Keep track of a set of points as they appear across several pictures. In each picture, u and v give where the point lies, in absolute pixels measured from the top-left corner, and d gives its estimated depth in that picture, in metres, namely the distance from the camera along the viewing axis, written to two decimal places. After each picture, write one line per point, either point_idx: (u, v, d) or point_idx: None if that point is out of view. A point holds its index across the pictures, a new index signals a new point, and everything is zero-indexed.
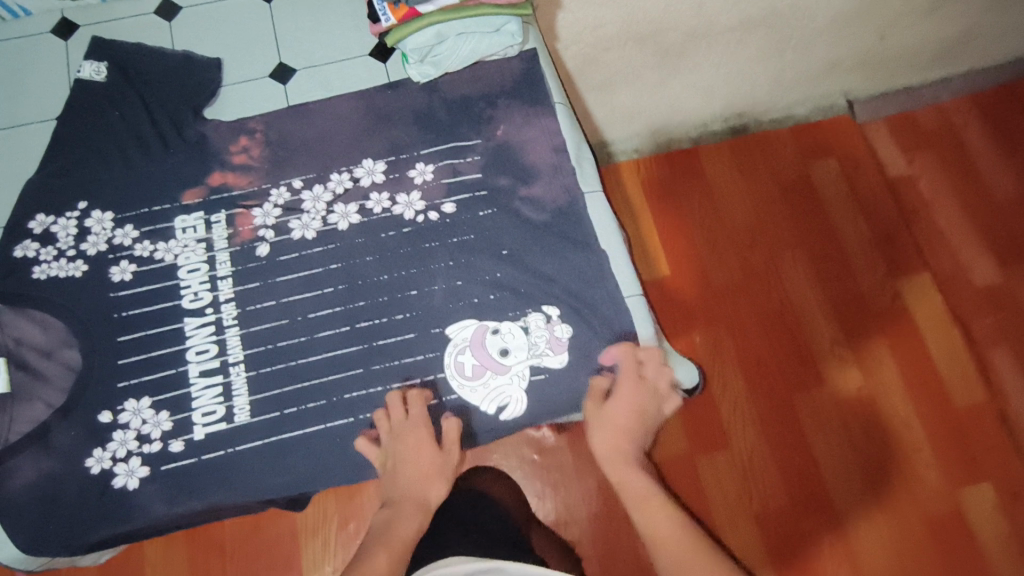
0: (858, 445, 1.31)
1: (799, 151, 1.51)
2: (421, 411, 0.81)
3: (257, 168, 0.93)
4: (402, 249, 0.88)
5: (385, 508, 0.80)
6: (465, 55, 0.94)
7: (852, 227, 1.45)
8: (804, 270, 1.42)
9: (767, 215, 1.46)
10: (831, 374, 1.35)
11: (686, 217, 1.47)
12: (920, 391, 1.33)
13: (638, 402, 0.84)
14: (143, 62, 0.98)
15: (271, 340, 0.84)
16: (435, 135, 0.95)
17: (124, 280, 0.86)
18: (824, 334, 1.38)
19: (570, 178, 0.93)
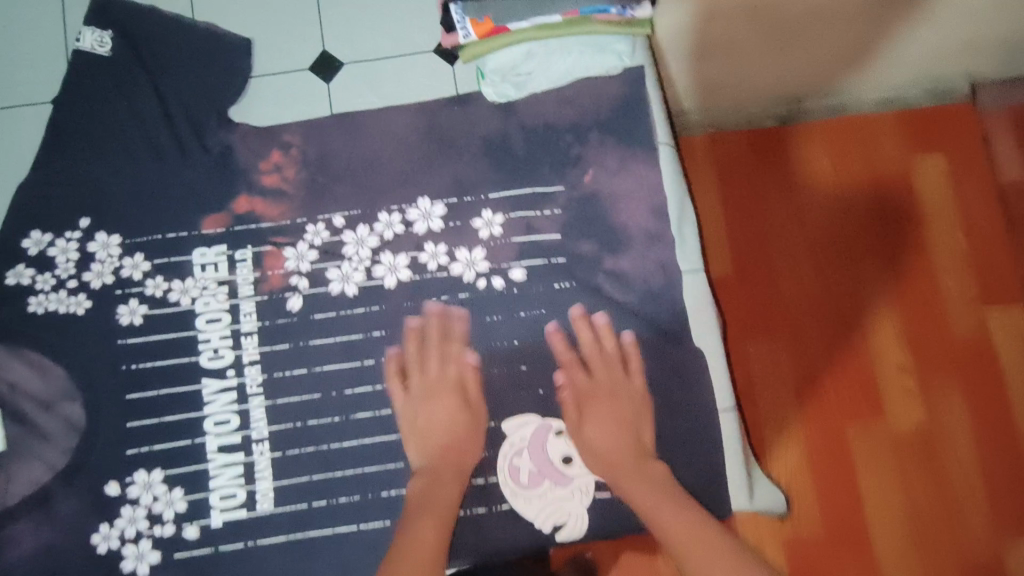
0: (911, 490, 0.88)
1: (905, 124, 0.99)
2: (454, 369, 0.74)
3: (291, 196, 0.77)
4: (458, 323, 0.75)
5: (418, 479, 0.71)
6: (561, 76, 0.77)
7: (954, 245, 0.96)
8: (887, 305, 0.94)
9: (844, 212, 0.97)
10: (892, 401, 0.91)
11: (731, 202, 0.97)
12: (998, 441, 0.89)
13: (610, 411, 0.73)
14: (154, 36, 0.78)
15: (300, 417, 0.73)
16: (509, 174, 0.78)
17: (134, 324, 0.74)
18: (902, 405, 0.90)
19: (667, 251, 0.76)
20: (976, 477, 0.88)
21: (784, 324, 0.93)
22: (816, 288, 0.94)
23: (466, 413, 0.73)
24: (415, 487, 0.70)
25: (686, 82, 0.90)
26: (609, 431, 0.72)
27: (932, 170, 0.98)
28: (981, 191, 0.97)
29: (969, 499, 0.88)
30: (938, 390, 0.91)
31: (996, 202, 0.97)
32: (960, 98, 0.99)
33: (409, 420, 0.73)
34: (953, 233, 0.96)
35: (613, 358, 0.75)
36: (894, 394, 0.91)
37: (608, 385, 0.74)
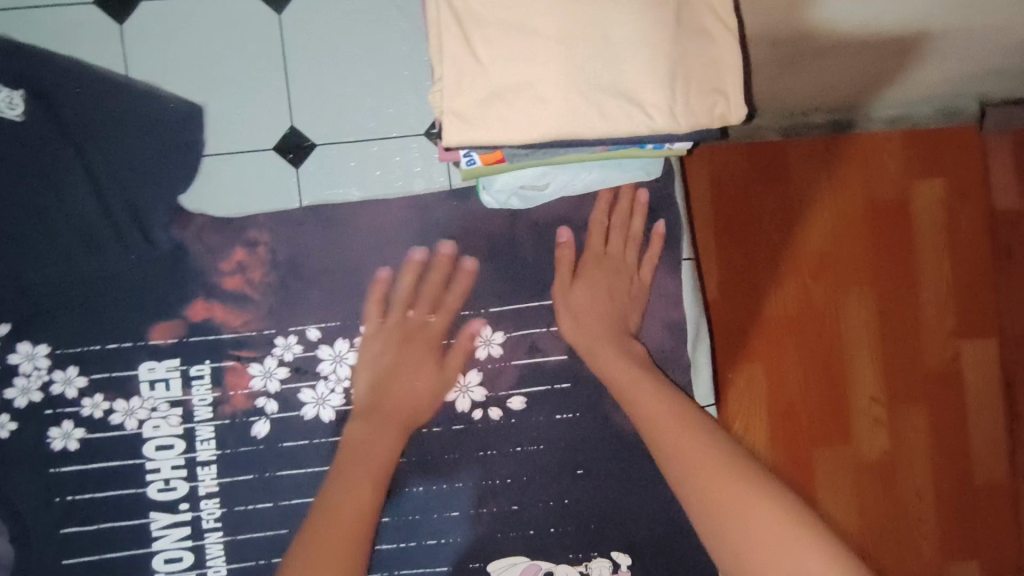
0: (863, 520, 0.87)
1: (909, 144, 0.87)
2: (434, 318, 0.68)
3: (256, 302, 0.66)
4: (448, 454, 0.68)
5: (358, 421, 0.64)
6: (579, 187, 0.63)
7: (943, 280, 0.88)
8: (866, 340, 0.87)
9: (839, 245, 0.86)
10: (859, 434, 0.86)
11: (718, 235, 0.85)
12: (949, 472, 0.88)
13: (610, 285, 0.67)
14: (86, 104, 0.65)
15: (262, 555, 0.65)
16: (510, 284, 0.69)
17: (67, 450, 0.64)
18: (868, 450, 0.87)
19: (681, 375, 0.70)
20: (926, 512, 0.88)
21: (763, 354, 0.85)
22: (798, 314, 0.86)
23: (433, 369, 0.66)
24: (359, 430, 0.63)
25: None
26: (594, 317, 0.66)
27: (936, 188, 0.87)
28: (979, 214, 0.88)
29: (916, 527, 0.88)
30: (902, 421, 0.87)
31: (988, 233, 0.88)
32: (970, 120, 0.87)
33: (370, 356, 0.66)
34: (945, 258, 0.88)
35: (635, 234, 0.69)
36: (861, 426, 0.86)
37: (619, 266, 0.68)
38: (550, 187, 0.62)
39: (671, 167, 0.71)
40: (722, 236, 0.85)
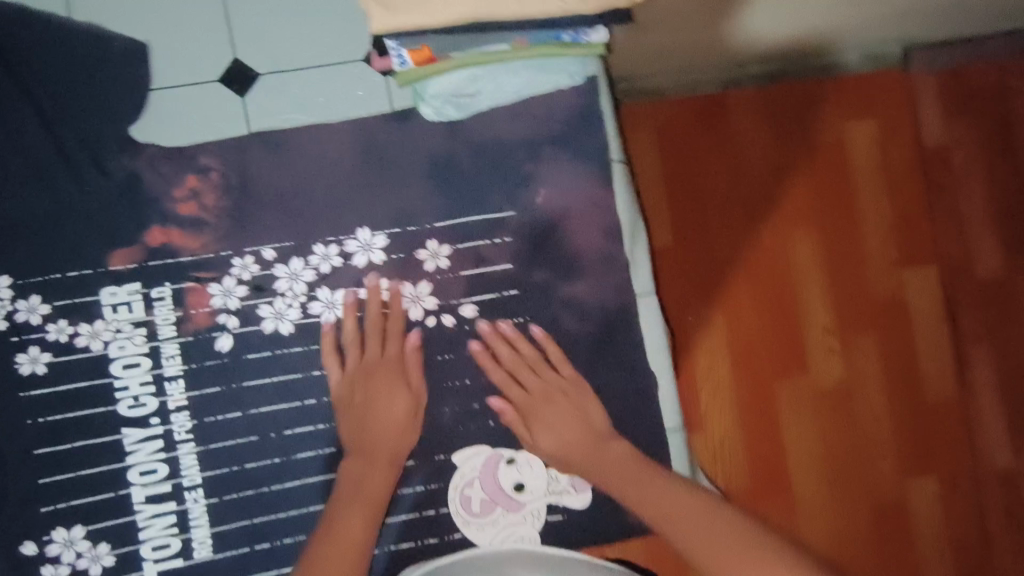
0: (826, 441, 0.94)
1: (838, 91, 0.95)
2: (395, 347, 0.70)
3: (212, 226, 0.69)
4: (405, 361, 0.71)
5: (350, 460, 0.68)
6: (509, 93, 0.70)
7: (879, 212, 0.95)
8: (814, 273, 0.94)
9: (780, 187, 0.94)
10: (813, 360, 0.94)
11: (667, 182, 0.93)
12: (903, 394, 0.95)
13: (544, 378, 0.70)
14: (23, 39, 0.66)
15: (235, 460, 0.69)
16: (454, 200, 0.72)
17: (36, 373, 0.66)
18: (822, 374, 0.94)
19: (621, 275, 0.73)
20: (883, 431, 0.95)
21: (718, 290, 0.93)
22: (749, 255, 0.94)
23: (398, 408, 0.69)
24: (353, 470, 0.68)
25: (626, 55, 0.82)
26: (551, 387, 0.71)
27: (865, 133, 0.95)
28: (908, 151, 0.96)
29: (876, 447, 0.94)
30: (853, 347, 0.94)
31: (918, 171, 0.96)
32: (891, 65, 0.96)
33: (347, 392, 0.69)
34: (880, 195, 0.95)
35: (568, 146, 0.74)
36: (815, 353, 0.94)
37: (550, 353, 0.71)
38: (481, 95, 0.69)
39: (596, 84, 0.73)
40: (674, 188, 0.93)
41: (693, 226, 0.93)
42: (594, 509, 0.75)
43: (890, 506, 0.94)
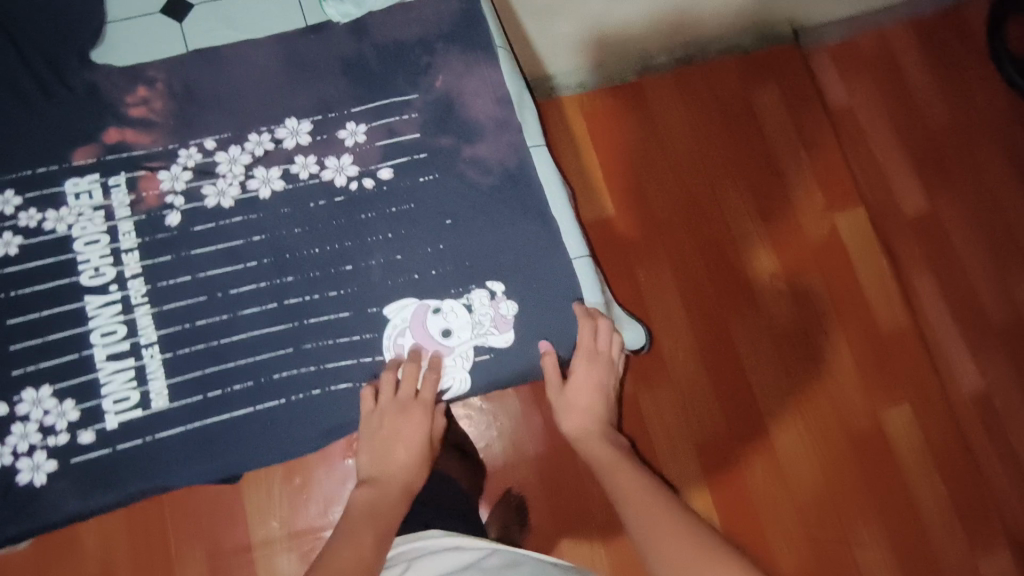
0: (789, 368, 1.35)
1: (752, 104, 1.48)
2: (426, 392, 0.78)
3: (160, 125, 0.81)
4: (335, 222, 0.81)
5: (366, 487, 0.76)
6: None
7: (809, 198, 1.44)
8: (762, 245, 1.41)
9: (725, 195, 1.43)
10: (766, 304, 1.38)
11: (633, 176, 1.43)
12: (855, 326, 1.38)
13: (596, 382, 0.81)
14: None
15: (187, 319, 0.78)
16: (366, 90, 0.84)
17: (9, 254, 0.77)
18: (780, 310, 1.38)
19: (515, 137, 0.85)
20: (838, 360, 1.36)
21: (683, 260, 1.40)
22: (705, 234, 1.41)
23: (420, 447, 0.78)
24: (364, 495, 0.75)
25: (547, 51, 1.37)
26: (594, 394, 0.82)
27: (778, 138, 1.47)
28: (817, 134, 1.48)
29: (833, 372, 1.35)
30: (802, 295, 1.39)
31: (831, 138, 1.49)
32: (784, 42, 1.52)
33: (376, 423, 0.76)
34: (802, 185, 1.45)
35: (463, 41, 0.87)
36: (767, 299, 1.38)
37: (601, 362, 0.82)
38: None
39: None
40: (646, 199, 1.42)
41: (665, 219, 1.41)
42: (518, 345, 0.81)
43: (861, 424, 1.33)
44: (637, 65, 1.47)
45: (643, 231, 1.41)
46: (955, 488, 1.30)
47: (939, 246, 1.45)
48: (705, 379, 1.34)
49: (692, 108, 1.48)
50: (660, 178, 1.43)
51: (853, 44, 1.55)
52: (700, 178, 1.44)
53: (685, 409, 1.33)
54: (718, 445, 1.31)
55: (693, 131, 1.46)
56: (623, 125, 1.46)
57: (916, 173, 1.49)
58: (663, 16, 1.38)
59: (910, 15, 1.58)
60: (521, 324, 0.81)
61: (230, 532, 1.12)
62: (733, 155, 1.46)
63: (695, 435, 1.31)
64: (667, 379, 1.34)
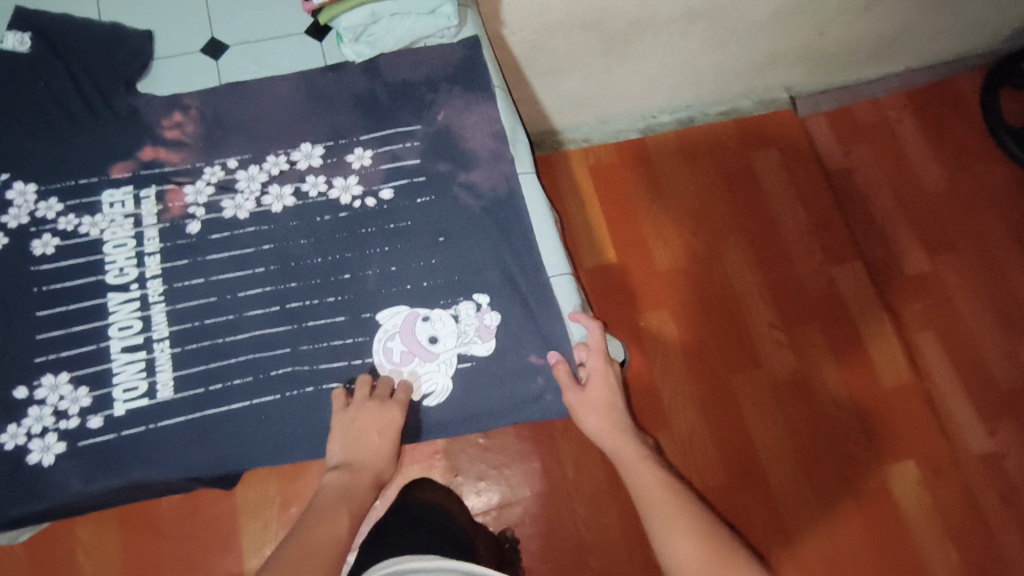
0: (790, 421, 1.36)
1: (751, 164, 1.56)
2: (399, 394, 0.83)
3: (189, 145, 0.91)
4: (337, 234, 0.88)
5: (339, 473, 0.81)
6: (401, 35, 0.94)
7: (809, 254, 1.49)
8: (762, 297, 1.45)
9: (724, 249, 1.49)
10: (766, 355, 1.40)
11: (635, 228, 1.50)
12: (859, 381, 1.39)
13: (607, 380, 0.86)
14: (58, 19, 0.94)
15: (197, 317, 0.84)
16: (375, 120, 0.94)
17: (46, 253, 0.86)
18: (780, 363, 1.40)
19: (507, 167, 0.93)
20: (842, 414, 1.36)
21: (683, 311, 1.43)
22: (705, 286, 1.46)
23: (392, 438, 0.83)
24: (337, 479, 0.81)
25: (553, 107, 1.44)
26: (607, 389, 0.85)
27: (777, 197, 1.54)
28: (813, 192, 1.55)
29: (836, 426, 1.35)
30: (802, 348, 1.41)
31: (829, 198, 1.55)
32: (782, 104, 1.61)
33: (351, 417, 0.80)
34: (802, 242, 1.50)
35: (465, 82, 0.96)
36: (768, 351, 1.41)
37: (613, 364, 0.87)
38: (383, 32, 0.94)
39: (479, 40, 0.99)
40: (648, 250, 1.48)
41: (666, 269, 1.47)
42: (502, 355, 0.86)
43: (867, 480, 1.31)
44: (639, 122, 1.56)
45: (643, 278, 1.46)
46: (966, 553, 1.27)
47: (941, 305, 1.47)
48: (705, 427, 1.35)
49: (693, 167, 1.56)
50: (662, 231, 1.50)
51: (849, 110, 1.64)
52: (700, 232, 1.50)
53: (686, 457, 1.33)
54: (717, 498, 1.30)
55: (694, 187, 1.54)
56: (627, 181, 1.54)
57: (918, 238, 1.53)
58: (661, 79, 1.44)
59: (903, 86, 1.66)
60: (506, 335, 0.86)
61: (224, 560, 1.19)
62: (734, 211, 1.52)
63: (696, 484, 1.31)
64: (665, 425, 1.35)
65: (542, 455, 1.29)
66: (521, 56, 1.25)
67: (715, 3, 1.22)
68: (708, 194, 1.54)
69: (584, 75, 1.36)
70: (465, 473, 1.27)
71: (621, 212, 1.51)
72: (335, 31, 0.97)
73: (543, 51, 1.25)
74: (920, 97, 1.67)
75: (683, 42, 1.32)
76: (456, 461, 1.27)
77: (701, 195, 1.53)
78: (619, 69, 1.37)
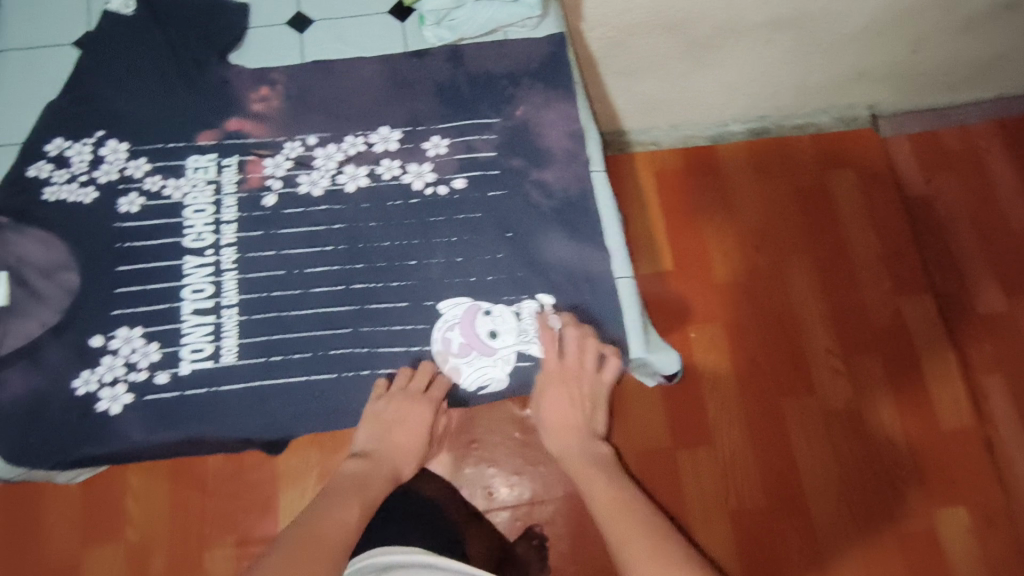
0: (839, 452, 1.30)
1: (825, 183, 1.50)
2: (436, 390, 0.84)
3: (272, 119, 0.93)
4: (406, 221, 0.89)
5: (360, 460, 0.86)
6: (481, 23, 0.95)
7: (877, 282, 1.43)
8: (822, 322, 1.39)
9: (787, 268, 1.44)
10: (821, 382, 1.35)
11: (697, 237, 1.47)
12: (917, 419, 1.32)
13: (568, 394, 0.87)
14: None
15: (266, 288, 0.86)
16: (455, 110, 0.93)
17: (131, 211, 0.88)
18: (834, 392, 1.34)
19: (581, 168, 0.91)
20: (896, 452, 1.30)
21: (739, 327, 1.39)
22: (764, 304, 1.41)
23: (417, 433, 0.86)
24: (357, 466, 0.85)
25: (624, 108, 1.41)
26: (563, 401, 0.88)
27: (849, 220, 1.48)
28: (888, 218, 1.48)
29: (888, 463, 1.29)
30: (860, 379, 1.35)
31: (905, 227, 1.48)
32: (864, 123, 1.54)
33: (378, 408, 0.83)
34: (871, 268, 1.44)
35: (545, 77, 0.95)
36: (823, 378, 1.35)
37: (575, 372, 0.86)
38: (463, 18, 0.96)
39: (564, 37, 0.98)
40: (707, 261, 1.44)
41: (725, 282, 1.43)
42: (559, 359, 0.85)
43: (915, 523, 1.26)
44: (711, 129, 1.52)
45: (700, 290, 1.42)
46: None
47: (1016, 349, 1.39)
48: (749, 448, 1.31)
49: (763, 181, 1.51)
50: (725, 244, 1.46)
51: (936, 134, 1.55)
52: (765, 248, 1.45)
53: (726, 477, 1.29)
54: (754, 522, 1.27)
55: (762, 201, 1.49)
56: (693, 189, 1.50)
57: (998, 277, 1.44)
58: (740, 89, 1.40)
59: (999, 113, 1.56)
60: (566, 339, 0.85)
61: (263, 524, 1.22)
62: (802, 230, 1.47)
63: (734, 506, 1.28)
64: (708, 441, 1.32)
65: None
66: (599, 54, 1.23)
67: (806, 12, 1.18)
68: (776, 209, 1.48)
69: (661, 78, 1.33)
70: (500, 464, 1.27)
71: (684, 220, 1.48)
72: (418, 13, 0.98)
73: (623, 51, 1.23)
74: (1016, 126, 1.57)
75: (767, 51, 1.28)
76: (493, 455, 1.27)
77: (769, 209, 1.48)
78: (698, 74, 1.33)
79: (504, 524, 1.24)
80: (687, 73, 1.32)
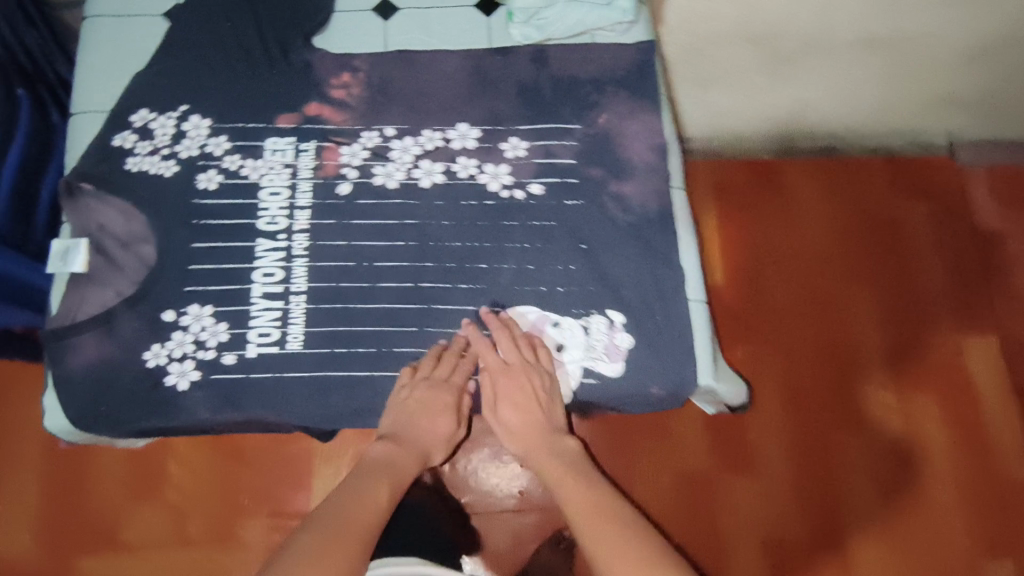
0: (888, 493, 1.26)
1: (897, 212, 1.44)
2: (459, 377, 0.85)
3: (352, 108, 0.92)
4: (480, 222, 0.88)
5: (385, 444, 0.84)
6: (570, 26, 0.94)
7: (943, 319, 1.37)
8: (882, 356, 1.34)
9: (850, 297, 1.39)
10: (875, 418, 1.31)
11: (759, 257, 1.42)
12: (974, 466, 1.27)
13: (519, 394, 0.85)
14: None
15: (336, 279, 0.86)
16: (536, 112, 0.92)
17: (209, 188, 0.89)
18: (886, 430, 1.30)
19: (661, 183, 0.89)
20: (948, 497, 1.26)
21: (794, 353, 1.35)
22: (822, 332, 1.37)
23: (444, 416, 0.87)
24: (386, 450, 0.83)
25: (691, 116, 1.37)
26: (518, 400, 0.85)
27: (920, 252, 1.42)
28: (961, 254, 1.42)
29: (938, 509, 1.25)
30: (917, 419, 1.30)
31: (978, 265, 1.41)
32: (941, 151, 1.47)
33: (406, 394, 0.83)
34: (938, 305, 1.38)
35: (631, 86, 0.93)
36: (877, 414, 1.31)
37: (523, 368, 0.84)
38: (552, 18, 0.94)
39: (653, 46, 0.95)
40: (766, 283, 1.40)
41: (783, 306, 1.38)
42: (622, 378, 0.83)
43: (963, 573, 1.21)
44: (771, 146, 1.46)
45: (756, 312, 1.38)
46: None
47: None
48: (793, 479, 1.28)
49: (833, 204, 1.45)
50: (786, 266, 1.41)
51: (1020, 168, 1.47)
52: (828, 274, 1.40)
53: (767, 505, 1.26)
54: (793, 555, 1.24)
55: (829, 225, 1.44)
56: (758, 206, 1.45)
57: None
58: (820, 107, 1.35)
59: None
60: (632, 358, 0.83)
61: (300, 502, 1.24)
62: (869, 259, 1.41)
63: (773, 536, 1.25)
64: (752, 468, 1.29)
65: (617, 474, 1.27)
66: (678, 62, 1.20)
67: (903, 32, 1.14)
68: (843, 235, 1.43)
69: (737, 90, 1.29)
70: None
71: (745, 238, 1.44)
72: (505, 10, 0.97)
73: (704, 59, 1.20)
74: None
75: (854, 70, 1.23)
76: None
77: (835, 234, 1.43)
78: (778, 89, 1.28)
79: (537, 528, 1.24)
80: (766, 87, 1.28)
